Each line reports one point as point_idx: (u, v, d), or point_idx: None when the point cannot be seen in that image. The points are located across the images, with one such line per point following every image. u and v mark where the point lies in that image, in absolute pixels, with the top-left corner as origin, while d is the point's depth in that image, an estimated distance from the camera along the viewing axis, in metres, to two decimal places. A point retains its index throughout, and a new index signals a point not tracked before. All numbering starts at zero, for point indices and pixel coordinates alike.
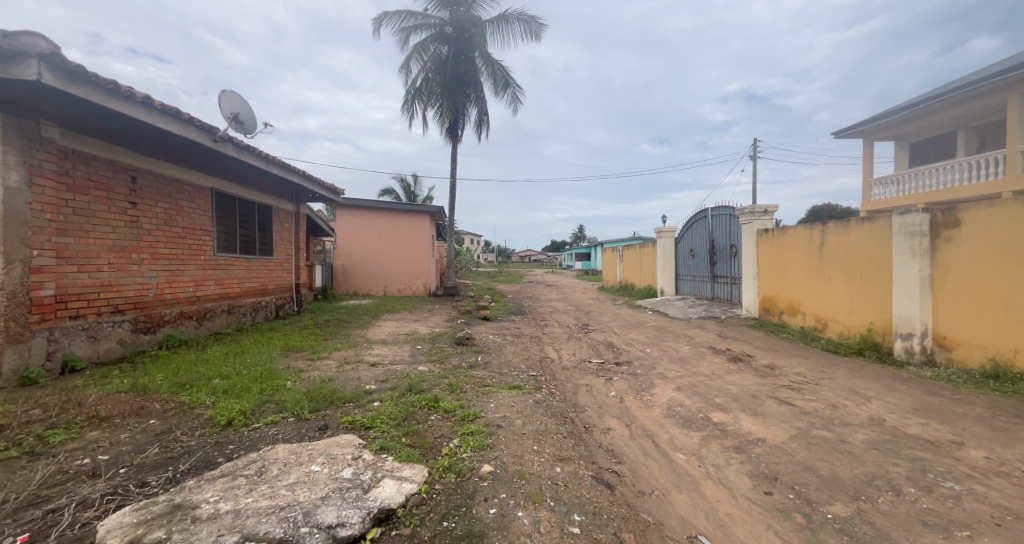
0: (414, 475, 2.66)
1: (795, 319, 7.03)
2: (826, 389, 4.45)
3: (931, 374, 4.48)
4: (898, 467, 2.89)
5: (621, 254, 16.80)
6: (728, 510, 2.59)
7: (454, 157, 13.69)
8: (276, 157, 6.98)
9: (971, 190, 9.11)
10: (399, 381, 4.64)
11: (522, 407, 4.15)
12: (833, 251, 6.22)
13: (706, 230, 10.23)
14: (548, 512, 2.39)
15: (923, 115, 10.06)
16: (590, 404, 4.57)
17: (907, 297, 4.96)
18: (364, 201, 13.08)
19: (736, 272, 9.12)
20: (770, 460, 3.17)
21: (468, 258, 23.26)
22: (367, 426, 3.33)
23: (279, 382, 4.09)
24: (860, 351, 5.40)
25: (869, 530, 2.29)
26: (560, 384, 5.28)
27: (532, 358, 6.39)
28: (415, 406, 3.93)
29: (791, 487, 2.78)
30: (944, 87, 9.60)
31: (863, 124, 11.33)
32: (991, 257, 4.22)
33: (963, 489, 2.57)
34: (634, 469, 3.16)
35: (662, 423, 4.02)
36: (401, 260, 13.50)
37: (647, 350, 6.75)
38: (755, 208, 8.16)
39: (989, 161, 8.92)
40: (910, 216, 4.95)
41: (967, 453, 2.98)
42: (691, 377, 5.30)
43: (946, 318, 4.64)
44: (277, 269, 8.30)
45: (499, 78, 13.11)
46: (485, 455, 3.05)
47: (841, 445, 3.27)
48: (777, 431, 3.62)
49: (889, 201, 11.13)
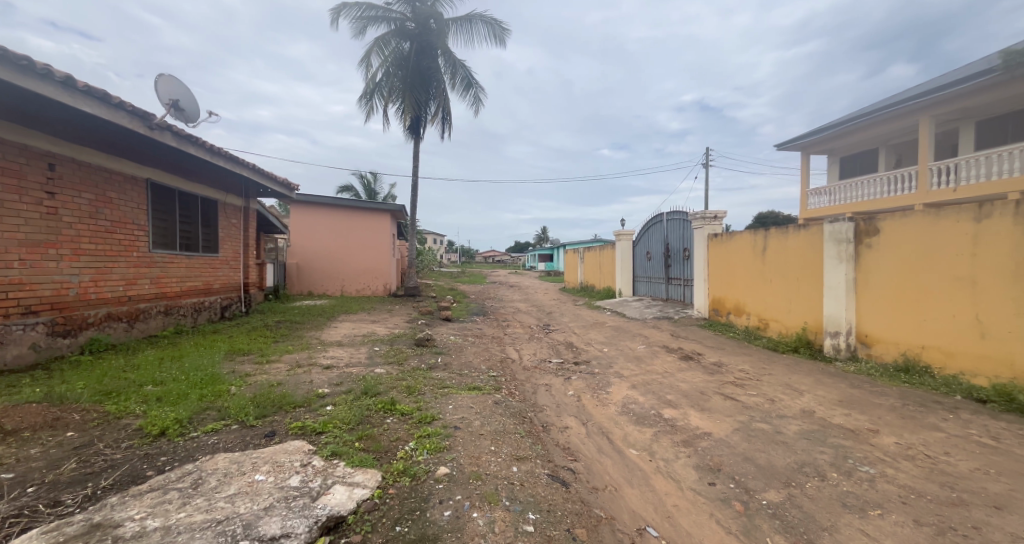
0: (367, 480, 2.59)
1: (741, 319, 7.47)
2: (766, 384, 4.79)
3: (854, 368, 4.92)
4: (824, 454, 3.15)
5: (582, 256, 17.15)
6: (675, 501, 2.72)
7: (415, 155, 13.42)
8: (222, 149, 6.55)
9: (889, 202, 10.04)
10: (355, 384, 4.50)
11: (481, 408, 4.15)
12: (774, 255, 6.68)
13: (662, 234, 10.67)
14: (502, 512, 2.41)
15: (852, 132, 10.95)
16: (549, 404, 4.65)
17: (835, 298, 5.43)
18: (320, 198, 12.58)
19: (688, 274, 9.57)
20: (714, 452, 3.37)
21: (430, 258, 22.87)
22: (318, 431, 3.20)
23: (222, 387, 3.86)
24: (796, 349, 5.84)
25: (797, 514, 2.49)
26: (520, 384, 5.33)
27: (492, 359, 6.39)
28: (371, 409, 3.82)
29: (732, 477, 2.97)
30: (870, 107, 10.49)
31: (801, 138, 12.18)
32: (903, 262, 4.70)
33: (877, 472, 2.85)
34: (589, 465, 3.25)
35: (616, 420, 4.17)
36: (359, 260, 13.08)
37: (605, 349, 6.94)
38: (706, 213, 8.63)
39: (905, 177, 9.86)
40: (839, 224, 5.41)
41: (881, 439, 3.30)
42: (645, 376, 5.51)
43: (866, 317, 5.11)
44: (223, 267, 7.80)
45: (461, 78, 13.05)
46: (442, 458, 3.02)
47: (776, 436, 3.53)
48: (721, 425, 3.85)
49: (823, 210, 12.03)
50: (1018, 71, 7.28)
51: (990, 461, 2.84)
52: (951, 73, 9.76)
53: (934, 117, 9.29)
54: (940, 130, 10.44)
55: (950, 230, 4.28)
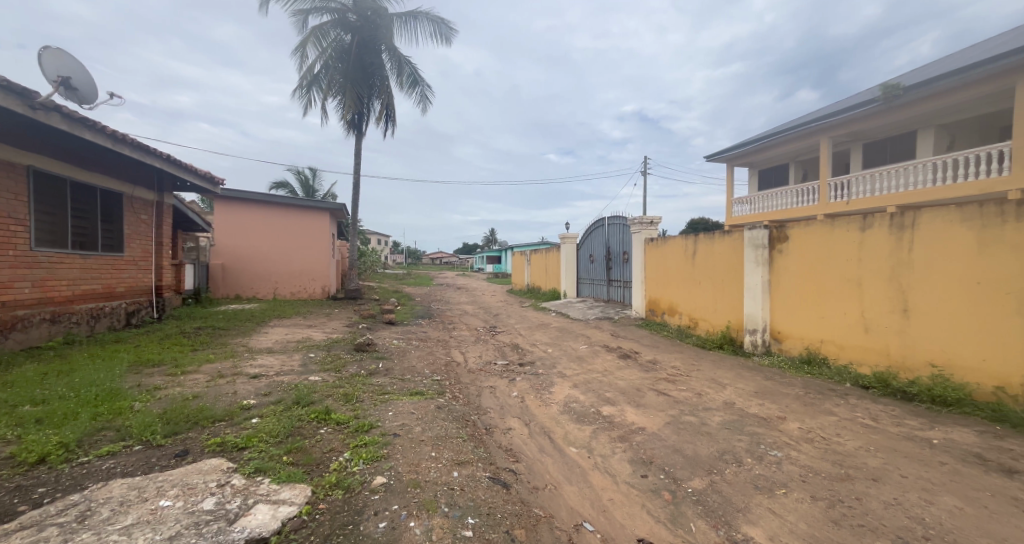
0: (295, 496, 2.43)
1: (674, 318, 7.97)
2: (694, 379, 5.14)
3: (768, 362, 5.45)
4: (741, 441, 3.45)
5: (529, 258, 17.41)
6: (611, 495, 2.83)
7: (356, 152, 12.85)
8: (128, 135, 5.85)
9: (797, 212, 11.21)
10: (286, 394, 4.21)
11: (423, 414, 4.06)
12: (702, 259, 7.19)
13: (603, 238, 11.11)
14: (441, 519, 2.36)
15: (768, 148, 12.10)
16: (493, 406, 4.65)
17: (753, 298, 5.97)
18: (249, 193, 11.64)
19: (627, 277, 10.06)
20: (647, 445, 3.55)
21: (374, 259, 22.02)
22: (239, 447, 2.94)
23: (123, 403, 3.43)
24: (720, 345, 6.34)
25: (717, 499, 2.69)
26: (464, 387, 5.28)
27: (437, 362, 6.29)
28: (302, 420, 3.59)
29: (662, 468, 3.15)
30: (783, 126, 11.66)
31: (727, 151, 13.25)
32: (808, 265, 5.26)
33: (783, 455, 3.17)
34: (531, 465, 3.29)
35: (558, 419, 4.26)
36: (295, 260, 12.27)
37: (549, 350, 7.09)
38: (643, 219, 9.12)
39: (809, 190, 11.06)
40: (756, 231, 5.95)
41: (787, 425, 3.67)
42: (586, 375, 5.70)
43: (778, 315, 5.67)
44: (128, 268, 6.96)
45: (406, 75, 12.70)
46: (378, 467, 2.90)
47: (702, 427, 3.80)
48: (654, 419, 4.08)
49: (744, 218, 13.16)
50: (895, 102, 8.46)
51: (871, 439, 3.27)
52: (847, 101, 11.12)
53: (833, 138, 10.53)
54: (838, 150, 11.84)
55: (842, 237, 4.86)
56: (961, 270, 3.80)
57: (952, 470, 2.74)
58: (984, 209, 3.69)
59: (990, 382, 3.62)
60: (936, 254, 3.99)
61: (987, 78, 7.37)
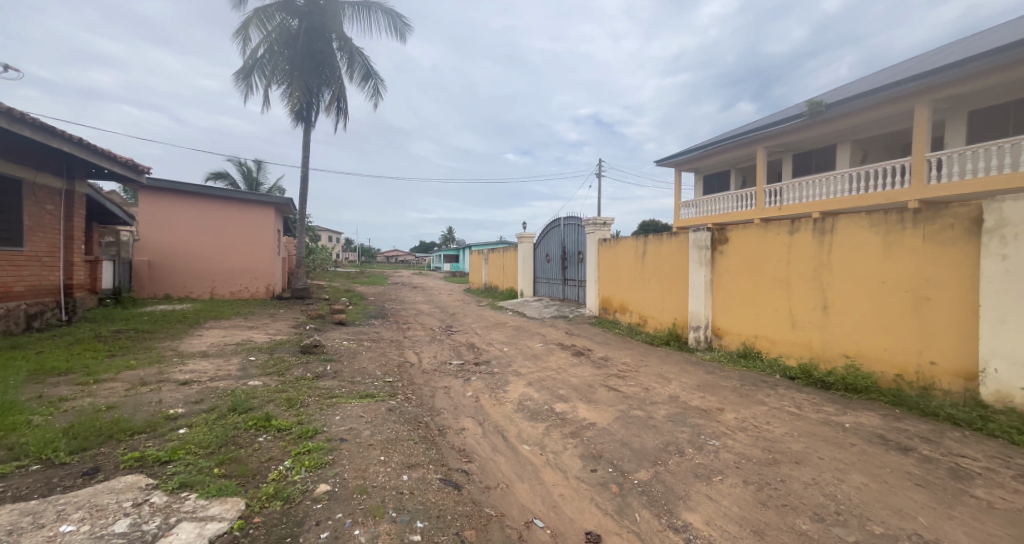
0: (225, 511, 2.25)
1: (625, 316, 8.26)
2: (642, 374, 5.36)
3: (709, 356, 5.79)
4: (684, 432, 3.64)
5: (486, 257, 17.39)
6: (561, 491, 2.88)
7: (304, 144, 12.21)
8: (29, 115, 5.18)
9: (736, 217, 12.00)
10: (220, 400, 3.90)
11: (372, 417, 3.92)
12: (652, 259, 7.50)
13: (559, 237, 11.29)
14: (388, 525, 2.28)
15: (713, 155, 12.85)
16: (447, 406, 4.58)
17: (696, 297, 6.31)
18: (182, 184, 10.72)
19: (582, 276, 10.30)
20: (597, 440, 3.65)
21: (325, 257, 21.03)
22: (162, 461, 2.69)
23: (19, 418, 3.02)
24: (667, 341, 6.65)
25: (661, 488, 2.80)
26: (417, 388, 5.16)
27: (389, 363, 6.10)
28: (238, 428, 3.35)
29: (611, 462, 3.24)
30: (726, 135, 12.42)
31: (676, 157, 13.92)
32: (744, 265, 5.64)
33: (720, 444, 3.37)
34: (483, 465, 3.27)
35: (512, 417, 4.28)
36: (235, 257, 11.45)
37: (505, 349, 7.10)
38: (597, 220, 9.38)
39: (747, 196, 11.87)
40: (700, 233, 6.30)
41: (724, 415, 3.91)
42: (541, 372, 5.77)
43: (719, 313, 6.03)
44: (29, 265, 6.17)
45: (359, 67, 12.22)
46: (322, 475, 2.75)
47: (649, 421, 3.96)
48: (604, 414, 4.20)
49: (690, 221, 13.89)
50: (819, 117, 9.28)
51: (796, 425, 3.55)
52: (781, 114, 12.05)
53: (769, 148, 11.36)
54: (773, 160, 12.81)
55: (775, 239, 5.25)
56: (871, 270, 4.21)
57: (860, 450, 3.04)
58: (888, 216, 4.11)
59: (892, 371, 4.04)
60: (851, 255, 4.40)
61: (893, 100, 8.26)
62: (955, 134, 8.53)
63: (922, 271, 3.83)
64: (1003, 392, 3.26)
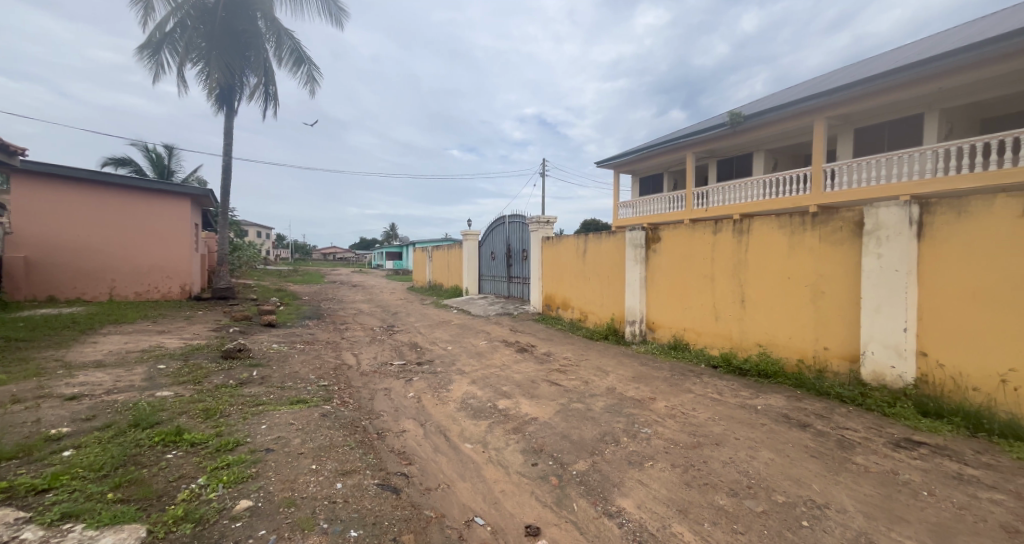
0: (121, 540, 1.98)
1: (567, 312, 8.50)
2: (582, 368, 5.55)
3: (643, 349, 6.13)
4: (620, 422, 3.82)
5: (430, 255, 17.03)
6: (502, 487, 2.89)
7: (225, 130, 11.16)
8: None
9: (669, 217, 12.79)
10: (118, 415, 3.45)
11: (304, 424, 3.67)
12: (592, 256, 7.77)
13: (504, 235, 11.34)
14: (318, 538, 2.15)
15: (648, 158, 13.58)
16: (387, 409, 4.42)
17: (632, 292, 6.64)
18: (72, 170, 9.30)
19: (526, 273, 10.43)
20: (539, 435, 3.71)
21: (252, 253, 19.38)
22: (38, 490, 2.31)
23: None
24: (606, 336, 6.94)
25: (598, 477, 2.91)
26: (355, 391, 4.92)
27: (324, 366, 5.76)
28: (141, 445, 2.97)
29: (551, 455, 3.31)
30: (660, 140, 13.19)
31: (615, 159, 14.53)
32: (675, 263, 6.03)
33: (652, 431, 3.58)
34: (424, 466, 3.19)
35: (454, 416, 4.23)
36: (141, 254, 10.20)
37: (448, 347, 7.00)
38: (541, 218, 9.54)
39: (678, 198, 12.69)
40: (635, 233, 6.63)
41: (656, 404, 4.16)
42: (484, 370, 5.76)
43: (652, 307, 6.40)
44: None
45: (288, 50, 11.37)
46: (243, 490, 2.52)
47: (587, 413, 4.11)
48: (546, 409, 4.28)
49: (628, 221, 14.59)
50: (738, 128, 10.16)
51: (717, 410, 3.87)
52: (707, 123, 13.03)
53: (697, 153, 12.23)
54: (700, 165, 13.82)
55: (701, 239, 5.65)
56: (779, 268, 4.69)
57: (769, 429, 3.37)
58: (793, 218, 4.58)
59: (794, 356, 4.55)
60: (763, 254, 4.86)
61: (797, 116, 9.27)
62: (845, 146, 9.77)
63: (819, 268, 4.34)
64: (878, 371, 3.79)
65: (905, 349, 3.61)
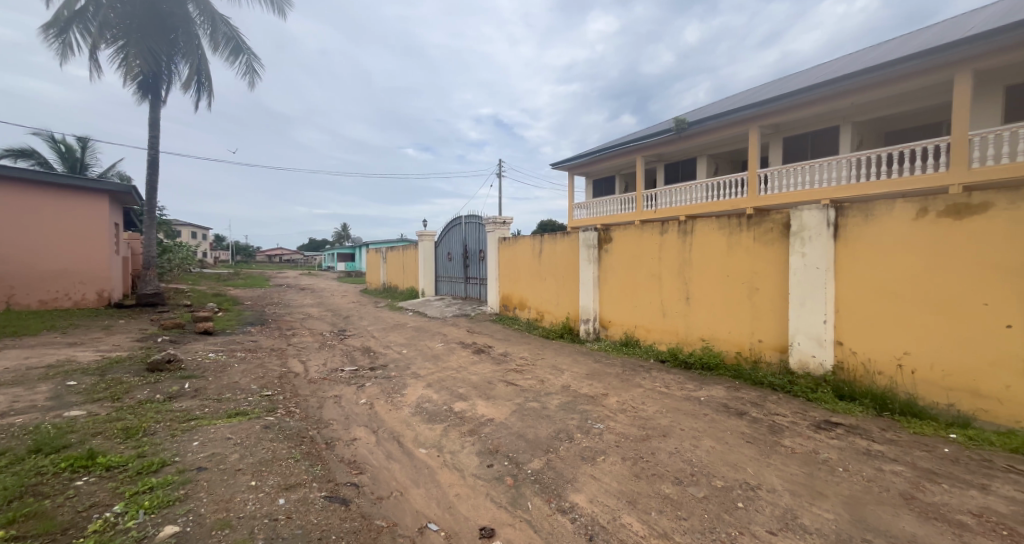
0: None
1: (524, 312, 8.56)
2: (539, 367, 5.60)
3: (597, 346, 6.30)
4: (574, 419, 3.89)
5: (385, 256, 16.53)
6: (457, 491, 2.84)
7: (150, 121, 10.19)
8: None
9: (621, 218, 13.25)
10: (16, 441, 3.03)
11: (243, 438, 3.42)
12: (547, 257, 7.88)
13: (461, 236, 11.24)
14: None
15: (601, 161, 13.99)
16: (337, 417, 4.22)
17: (586, 291, 6.81)
18: None
19: (483, 274, 10.40)
20: (495, 436, 3.70)
21: (185, 254, 17.83)
22: None
23: None
24: (561, 334, 7.06)
25: (552, 475, 2.95)
26: (302, 400, 4.66)
27: (268, 375, 5.41)
28: (44, 473, 2.63)
29: (506, 455, 3.31)
30: (612, 144, 13.64)
31: (570, 161, 14.84)
32: (625, 262, 6.25)
33: (604, 426, 3.68)
34: (376, 475, 3.08)
35: (409, 422, 4.12)
36: (49, 256, 9.08)
37: (403, 351, 6.82)
38: (497, 218, 9.54)
39: (630, 200, 13.18)
40: (588, 233, 6.82)
41: (608, 400, 4.28)
42: (440, 373, 5.66)
43: (605, 305, 6.59)
44: None
45: (224, 38, 10.58)
46: (169, 515, 2.30)
47: (543, 411, 4.15)
48: (502, 409, 4.28)
49: (582, 222, 14.94)
50: (683, 134, 10.74)
51: (664, 403, 4.05)
52: (655, 128, 13.64)
53: (646, 157, 12.75)
54: (650, 169, 14.42)
55: (650, 238, 5.89)
56: (719, 266, 4.99)
57: (710, 419, 3.58)
58: (730, 220, 4.90)
59: (733, 349, 4.85)
60: (705, 253, 5.15)
61: (734, 125, 9.94)
62: (775, 154, 10.58)
63: (753, 266, 4.66)
64: (803, 360, 4.13)
65: (826, 339, 3.96)
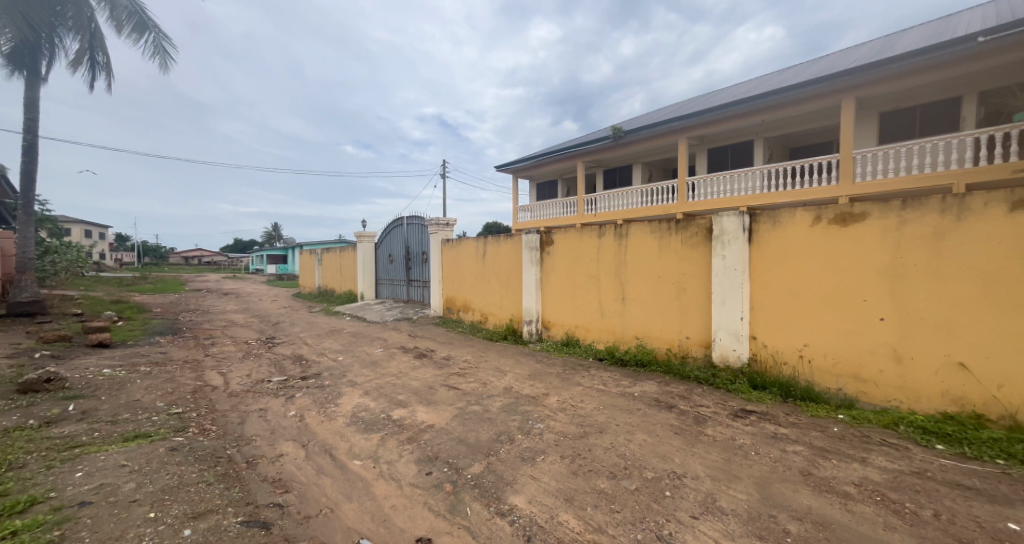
0: None
1: (468, 315, 8.49)
2: (481, 370, 5.56)
3: (539, 347, 6.38)
4: (515, 420, 3.89)
5: (320, 258, 15.59)
6: (393, 502, 2.71)
7: (27, 100, 8.76)
8: None
9: (564, 221, 13.61)
10: None
11: (143, 463, 3.01)
12: (490, 259, 7.88)
13: (402, 237, 10.91)
14: None
15: (544, 166, 14.29)
16: (260, 432, 3.87)
17: (529, 293, 6.89)
18: None
19: (426, 276, 10.16)
20: (434, 442, 3.59)
21: (78, 256, 15.53)
22: None
23: None
24: (505, 336, 7.09)
25: (492, 478, 2.91)
26: (219, 416, 4.22)
27: (179, 390, 4.84)
28: None
29: (446, 462, 3.22)
30: (554, 149, 13.97)
31: (514, 164, 14.99)
32: (566, 264, 6.40)
33: (544, 426, 3.71)
34: (303, 492, 2.85)
35: (342, 433, 3.88)
36: None
37: (339, 358, 6.44)
38: (440, 220, 9.37)
39: (571, 204, 13.57)
40: (531, 235, 6.91)
41: (548, 399, 4.34)
42: (379, 380, 5.41)
43: (547, 307, 6.71)
44: None
45: (125, 12, 9.40)
46: None
47: (484, 414, 4.11)
48: (443, 414, 4.17)
49: (526, 225, 15.12)
50: (619, 142, 11.27)
51: (601, 400, 4.18)
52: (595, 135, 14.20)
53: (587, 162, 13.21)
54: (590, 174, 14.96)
55: (588, 241, 6.08)
56: (651, 268, 5.27)
57: (642, 413, 3.75)
58: (660, 224, 5.20)
59: (664, 345, 5.14)
60: (638, 256, 5.42)
61: (665, 135, 10.63)
62: (701, 164, 11.45)
63: (680, 268, 4.98)
64: (724, 354, 4.48)
65: (742, 334, 4.33)
